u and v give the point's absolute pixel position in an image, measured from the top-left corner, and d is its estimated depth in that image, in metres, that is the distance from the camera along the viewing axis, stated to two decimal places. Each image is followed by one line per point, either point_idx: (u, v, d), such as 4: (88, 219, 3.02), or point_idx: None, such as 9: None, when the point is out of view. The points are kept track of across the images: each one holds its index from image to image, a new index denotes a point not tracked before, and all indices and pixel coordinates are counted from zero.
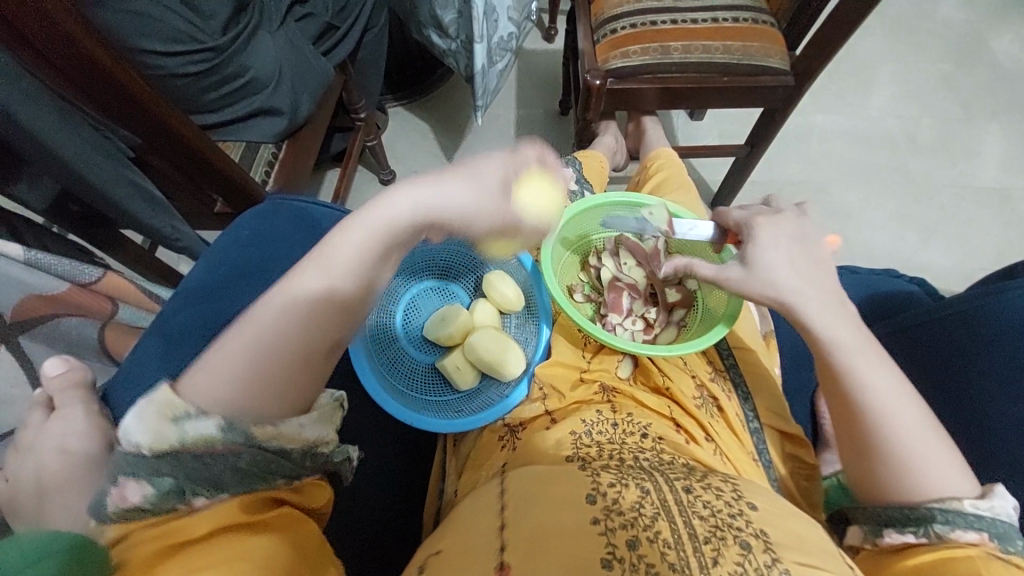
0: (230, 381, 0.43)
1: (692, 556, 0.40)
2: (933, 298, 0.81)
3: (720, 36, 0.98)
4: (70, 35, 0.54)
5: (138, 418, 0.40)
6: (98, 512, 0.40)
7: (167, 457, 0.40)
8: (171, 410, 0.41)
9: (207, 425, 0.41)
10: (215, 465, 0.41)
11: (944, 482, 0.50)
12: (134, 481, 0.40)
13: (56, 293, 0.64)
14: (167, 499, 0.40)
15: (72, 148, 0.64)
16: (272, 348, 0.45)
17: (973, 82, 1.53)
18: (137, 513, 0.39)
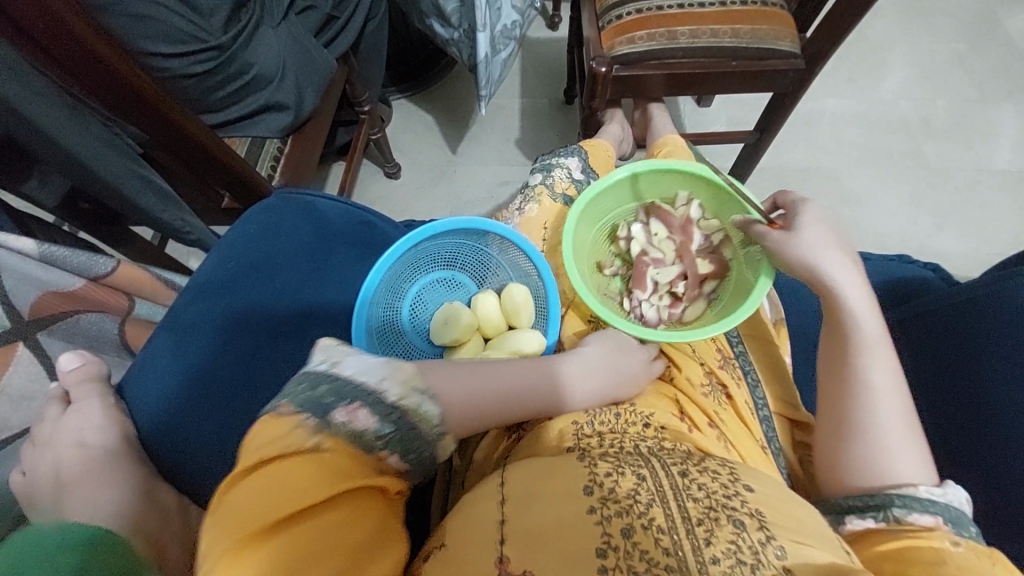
0: (462, 390, 0.46)
1: (685, 538, 0.40)
2: (947, 284, 0.80)
3: (728, 20, 0.96)
4: (79, 36, 0.54)
5: (386, 369, 0.42)
6: (309, 410, 0.39)
7: (394, 413, 0.41)
8: (415, 380, 0.43)
9: (433, 409, 0.43)
10: (405, 433, 0.41)
11: (905, 469, 0.51)
12: (356, 403, 0.40)
13: (72, 290, 0.65)
14: (359, 427, 0.39)
15: (87, 146, 0.64)
16: (485, 397, 0.48)
17: (989, 62, 1.49)
18: (348, 440, 0.39)
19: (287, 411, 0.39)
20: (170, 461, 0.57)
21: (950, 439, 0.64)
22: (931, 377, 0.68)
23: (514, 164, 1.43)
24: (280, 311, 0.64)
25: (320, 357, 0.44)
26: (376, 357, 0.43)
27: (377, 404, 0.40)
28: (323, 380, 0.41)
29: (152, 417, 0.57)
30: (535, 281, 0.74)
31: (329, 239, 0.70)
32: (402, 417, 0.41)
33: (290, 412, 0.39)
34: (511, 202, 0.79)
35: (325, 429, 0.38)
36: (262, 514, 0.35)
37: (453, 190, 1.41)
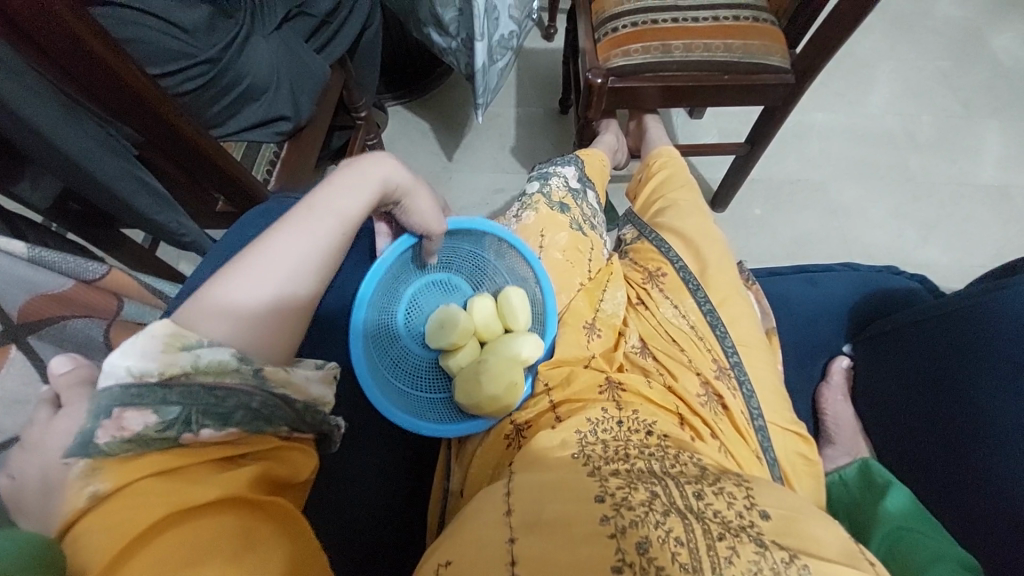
0: (236, 324, 0.47)
1: (705, 557, 0.39)
2: (933, 294, 0.81)
3: (721, 34, 0.98)
4: (76, 36, 0.54)
5: (138, 348, 0.40)
6: (78, 450, 0.37)
7: (174, 389, 0.40)
8: (181, 340, 0.42)
9: (220, 353, 0.43)
10: (198, 401, 0.41)
11: None
12: (118, 409, 0.37)
13: (62, 292, 0.64)
14: (134, 430, 0.38)
15: (77, 146, 0.63)
16: (279, 266, 0.51)
17: (972, 80, 1.53)
18: (127, 447, 0.37)
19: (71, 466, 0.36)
20: None
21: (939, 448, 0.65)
22: (924, 386, 0.69)
23: (509, 172, 1.44)
24: None
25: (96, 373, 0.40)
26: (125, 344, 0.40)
27: (144, 397, 0.39)
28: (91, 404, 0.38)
29: None
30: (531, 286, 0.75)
31: None
32: (185, 387, 0.40)
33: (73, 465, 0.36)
34: (508, 209, 0.80)
35: (100, 462, 0.36)
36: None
37: (448, 196, 1.41)
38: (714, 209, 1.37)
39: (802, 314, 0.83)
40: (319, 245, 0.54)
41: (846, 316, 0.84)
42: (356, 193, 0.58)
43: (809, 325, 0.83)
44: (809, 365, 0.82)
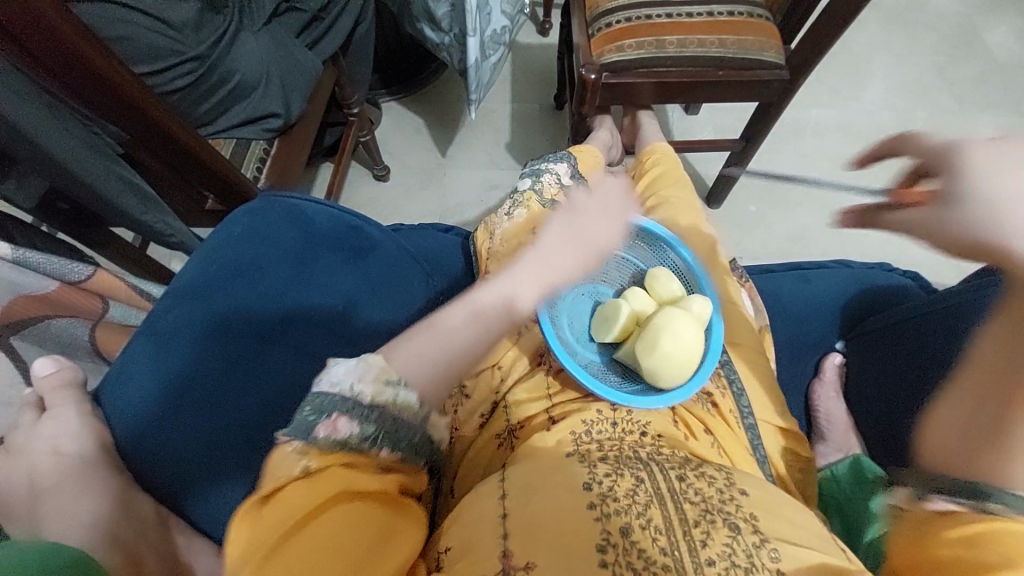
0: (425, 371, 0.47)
1: (682, 540, 0.40)
2: (927, 292, 0.81)
3: (715, 30, 0.97)
4: (55, 31, 0.53)
5: (358, 372, 0.44)
6: (296, 434, 0.42)
7: (376, 411, 0.43)
8: (386, 375, 0.44)
9: (409, 396, 0.44)
10: (388, 428, 0.43)
11: None
12: (336, 414, 0.42)
13: (46, 293, 0.61)
14: (343, 436, 0.42)
15: (65, 147, 0.63)
16: (457, 344, 0.49)
17: (967, 76, 1.53)
18: (335, 447, 0.41)
19: (284, 439, 0.42)
20: (150, 472, 0.50)
21: None
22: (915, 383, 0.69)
23: (504, 168, 1.44)
24: (267, 313, 0.57)
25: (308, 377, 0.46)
26: (347, 363, 0.45)
27: (355, 410, 0.42)
28: (308, 400, 0.43)
29: (132, 424, 0.51)
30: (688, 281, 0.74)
31: (317, 243, 0.64)
32: (382, 413, 0.43)
33: (285, 440, 0.42)
34: (499, 208, 0.77)
35: (309, 448, 0.41)
36: (264, 534, 0.38)
37: (442, 193, 1.41)
38: (709, 206, 1.37)
39: (796, 311, 0.83)
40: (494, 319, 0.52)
41: (839, 314, 0.83)
42: (524, 272, 0.57)
43: (802, 322, 0.83)
44: (802, 362, 0.82)
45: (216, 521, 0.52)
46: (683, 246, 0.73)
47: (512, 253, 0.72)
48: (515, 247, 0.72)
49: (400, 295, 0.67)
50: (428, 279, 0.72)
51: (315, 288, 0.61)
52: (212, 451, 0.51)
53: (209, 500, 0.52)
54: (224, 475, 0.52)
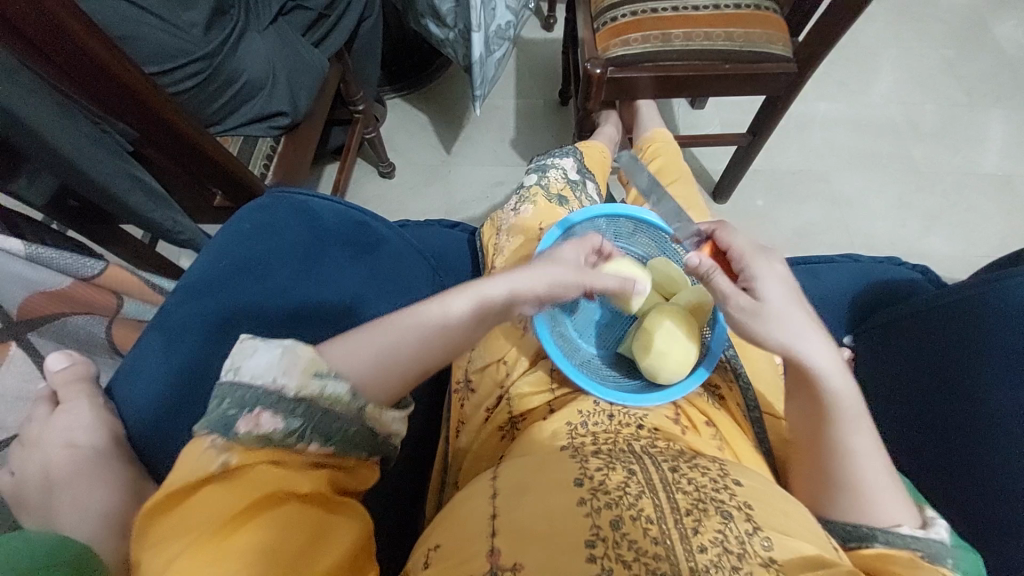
0: (371, 356, 0.46)
1: (673, 528, 0.40)
2: (935, 286, 0.81)
3: (721, 23, 0.96)
4: (63, 27, 0.54)
5: (283, 365, 0.42)
6: (216, 428, 0.39)
7: (302, 404, 0.42)
8: (315, 366, 0.43)
9: (341, 387, 0.44)
10: (316, 420, 0.42)
11: (888, 506, 0.50)
12: (258, 408, 0.40)
13: (60, 289, 0.62)
14: (266, 430, 0.40)
15: (72, 145, 0.63)
16: (438, 334, 0.49)
17: (978, 68, 1.51)
18: (258, 443, 0.40)
19: (200, 433, 0.40)
20: (163, 466, 0.50)
21: (938, 442, 0.65)
22: (923, 379, 0.68)
23: (509, 164, 1.43)
24: (275, 308, 0.57)
25: (228, 364, 0.43)
26: (270, 354, 0.43)
27: (280, 403, 0.41)
28: (227, 393, 0.41)
29: (144, 421, 0.51)
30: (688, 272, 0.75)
31: (324, 238, 0.64)
32: (309, 406, 0.42)
33: (202, 433, 0.40)
34: (505, 203, 0.77)
35: (232, 444, 0.39)
36: (189, 533, 0.37)
37: (447, 190, 1.41)
38: (715, 201, 1.36)
39: None
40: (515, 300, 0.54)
41: (846, 309, 0.83)
42: (579, 277, 0.59)
43: None
44: None
45: None
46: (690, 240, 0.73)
47: (518, 247, 0.73)
48: (522, 243, 0.73)
49: (408, 291, 0.68)
50: (434, 274, 0.72)
51: (323, 283, 0.61)
52: None
53: None
54: None
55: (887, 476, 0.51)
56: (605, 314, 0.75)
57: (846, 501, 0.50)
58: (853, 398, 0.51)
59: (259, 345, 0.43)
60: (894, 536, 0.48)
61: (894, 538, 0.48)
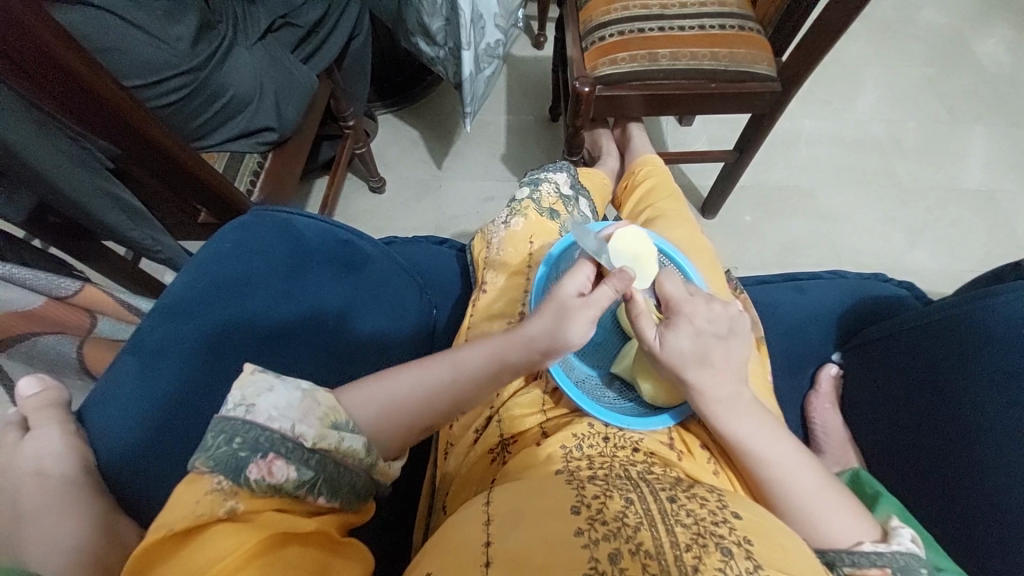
0: (380, 412, 0.49)
1: (673, 566, 0.39)
2: (922, 302, 0.81)
3: (707, 43, 0.98)
4: (41, 45, 0.53)
5: (302, 411, 0.43)
6: (224, 470, 0.39)
7: (315, 456, 0.42)
8: (334, 418, 0.44)
9: (357, 442, 0.44)
10: (328, 472, 0.42)
11: (844, 524, 0.52)
12: (272, 455, 0.40)
13: (31, 310, 0.59)
14: (277, 479, 0.40)
15: (49, 161, 0.63)
16: (440, 390, 0.52)
17: (957, 86, 1.55)
18: (266, 490, 0.39)
19: (205, 471, 0.39)
20: (135, 495, 0.48)
21: (932, 461, 0.64)
22: (912, 396, 0.68)
23: (499, 179, 1.44)
24: (257, 331, 0.56)
25: (236, 398, 0.43)
26: (290, 396, 0.43)
27: (295, 452, 0.41)
28: (241, 431, 0.40)
29: (121, 446, 0.49)
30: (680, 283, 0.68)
31: (306, 257, 0.63)
32: (323, 458, 0.42)
33: (208, 472, 0.39)
34: (496, 216, 0.75)
35: (240, 489, 0.38)
36: None
37: (438, 205, 1.41)
38: (704, 216, 1.37)
39: (790, 322, 0.83)
40: (508, 352, 0.53)
41: (835, 325, 0.83)
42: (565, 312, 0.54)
43: (797, 333, 0.83)
44: (798, 374, 0.82)
45: None
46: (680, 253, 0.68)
47: (509, 262, 0.71)
48: (513, 257, 0.71)
49: (393, 310, 0.67)
50: (421, 294, 0.71)
51: (303, 302, 0.60)
52: None
53: None
54: None
55: (830, 490, 0.54)
56: (600, 332, 0.70)
57: (804, 526, 0.52)
58: (758, 431, 0.54)
59: (276, 382, 0.43)
60: (858, 558, 0.50)
61: (859, 559, 0.50)
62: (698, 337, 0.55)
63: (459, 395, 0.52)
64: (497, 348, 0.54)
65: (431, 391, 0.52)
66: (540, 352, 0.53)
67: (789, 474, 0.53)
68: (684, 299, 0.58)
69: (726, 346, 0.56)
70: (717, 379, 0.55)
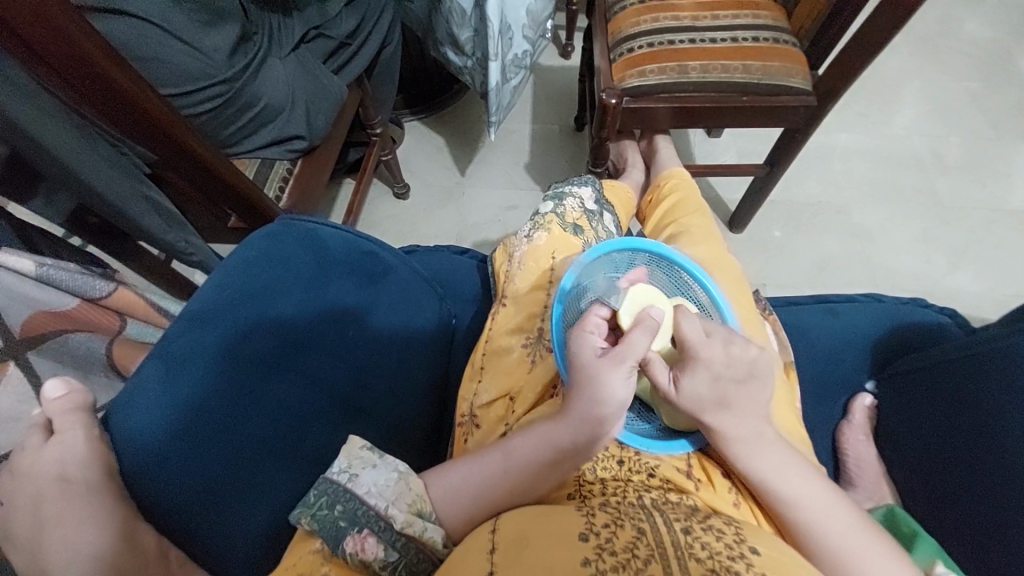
0: (460, 500, 0.50)
1: None
2: (964, 330, 0.77)
3: (740, 56, 0.96)
4: (86, 57, 0.55)
5: (395, 493, 0.48)
6: (325, 536, 0.46)
7: (399, 540, 0.47)
8: (420, 506, 0.48)
9: (437, 534, 0.48)
10: (409, 557, 0.47)
11: (879, 566, 0.49)
12: (366, 533, 0.46)
13: (66, 309, 0.62)
14: (367, 556, 0.46)
15: (91, 167, 0.65)
16: (503, 479, 0.50)
17: (1003, 102, 1.48)
18: (357, 564, 0.46)
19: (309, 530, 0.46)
20: (152, 499, 0.48)
21: (971, 499, 0.61)
22: (951, 430, 0.65)
23: (522, 189, 1.43)
24: (277, 344, 0.56)
25: (343, 465, 0.50)
26: (387, 476, 0.49)
27: (384, 531, 0.46)
28: (341, 499, 0.47)
29: (136, 453, 0.48)
30: (705, 309, 0.66)
31: (330, 270, 0.63)
32: (408, 543, 0.47)
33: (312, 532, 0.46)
34: (518, 229, 0.74)
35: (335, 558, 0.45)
36: None
37: (461, 213, 1.41)
38: (731, 230, 1.34)
39: (821, 345, 0.80)
40: (568, 436, 0.50)
41: (869, 350, 0.79)
42: (612, 382, 0.49)
43: (828, 357, 0.79)
44: (828, 400, 0.79)
45: (213, 556, 0.49)
46: (706, 278, 0.65)
47: (530, 276, 0.70)
48: (534, 271, 0.70)
49: (412, 323, 0.67)
50: (441, 305, 0.72)
51: (323, 313, 0.60)
52: (211, 484, 0.49)
53: (210, 533, 0.49)
54: (210, 509, 0.49)
55: (863, 528, 0.51)
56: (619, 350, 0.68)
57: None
58: (773, 471, 0.52)
59: (379, 461, 0.50)
60: None
61: None
62: (716, 382, 0.53)
63: (522, 481, 0.50)
64: (553, 433, 0.50)
65: (491, 477, 0.50)
66: (611, 408, 0.49)
67: (810, 511, 0.51)
68: (702, 347, 0.54)
69: (757, 390, 0.54)
70: (726, 421, 0.53)
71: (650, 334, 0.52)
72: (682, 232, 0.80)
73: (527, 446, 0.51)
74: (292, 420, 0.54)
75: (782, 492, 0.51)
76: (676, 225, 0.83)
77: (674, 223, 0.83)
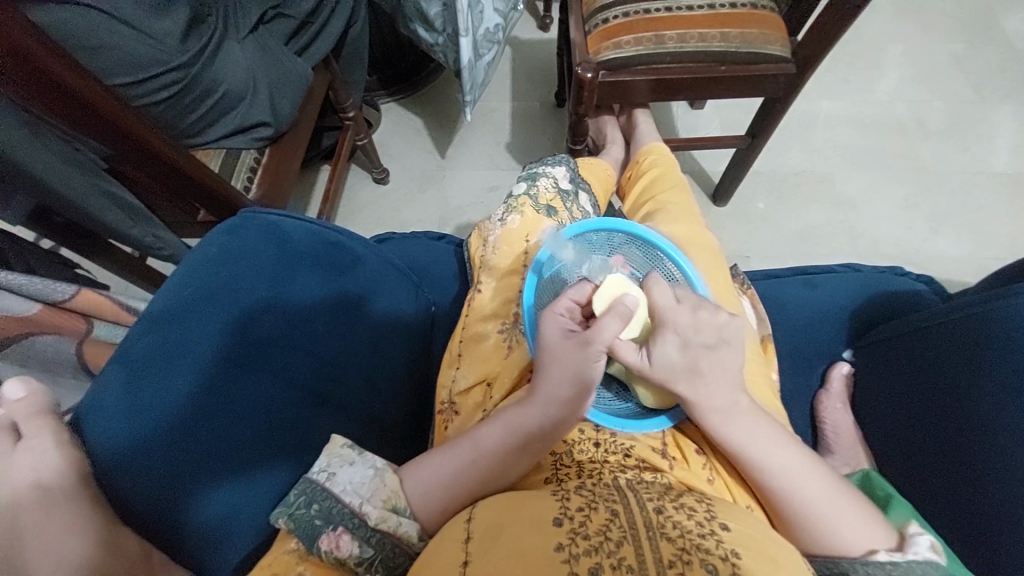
0: (434, 492, 0.50)
1: None
2: (941, 297, 0.77)
3: (717, 23, 0.93)
4: (24, 52, 0.52)
5: (371, 489, 0.48)
6: (301, 533, 0.46)
7: (374, 535, 0.47)
8: (394, 502, 0.48)
9: (413, 527, 0.48)
10: (385, 553, 0.47)
11: (853, 530, 0.50)
12: (340, 531, 0.46)
13: (29, 315, 0.60)
14: (342, 554, 0.46)
15: (40, 163, 0.63)
16: (474, 468, 0.50)
17: (986, 63, 1.46)
18: (332, 562, 0.46)
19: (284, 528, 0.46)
20: (122, 502, 0.47)
21: (943, 463, 0.62)
22: (926, 397, 0.65)
23: (503, 169, 1.41)
24: (244, 340, 0.55)
25: (321, 463, 0.50)
26: (364, 473, 0.49)
27: (358, 528, 0.46)
28: (318, 497, 0.47)
29: (104, 457, 0.48)
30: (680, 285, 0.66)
31: (296, 262, 0.62)
32: (382, 539, 0.47)
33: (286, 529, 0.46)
34: (492, 212, 0.73)
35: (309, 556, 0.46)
36: None
37: (441, 196, 1.39)
38: (715, 204, 1.33)
39: (800, 318, 0.80)
40: (537, 417, 0.51)
41: (847, 321, 0.80)
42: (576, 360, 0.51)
43: (807, 328, 0.80)
44: (807, 372, 0.79)
45: (190, 555, 0.48)
46: (679, 254, 0.64)
47: (504, 260, 0.69)
48: (508, 254, 0.69)
49: (385, 312, 0.66)
50: (418, 292, 0.70)
51: (290, 307, 0.59)
52: (182, 484, 0.48)
53: (184, 534, 0.48)
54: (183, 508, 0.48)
55: (839, 492, 0.52)
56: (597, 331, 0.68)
57: (811, 535, 0.51)
58: (751, 442, 0.52)
59: (357, 458, 0.50)
60: (873, 568, 0.49)
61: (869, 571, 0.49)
62: (688, 348, 0.53)
63: (494, 468, 0.50)
64: (521, 418, 0.51)
65: (462, 466, 0.50)
66: (573, 389, 0.51)
67: (789, 480, 0.51)
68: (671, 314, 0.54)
69: (726, 358, 0.53)
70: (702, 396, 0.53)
71: (621, 321, 0.52)
72: (659, 208, 0.79)
73: (496, 433, 0.51)
74: (264, 417, 0.53)
75: (760, 464, 0.52)
76: (654, 201, 0.82)
77: (651, 199, 0.82)
